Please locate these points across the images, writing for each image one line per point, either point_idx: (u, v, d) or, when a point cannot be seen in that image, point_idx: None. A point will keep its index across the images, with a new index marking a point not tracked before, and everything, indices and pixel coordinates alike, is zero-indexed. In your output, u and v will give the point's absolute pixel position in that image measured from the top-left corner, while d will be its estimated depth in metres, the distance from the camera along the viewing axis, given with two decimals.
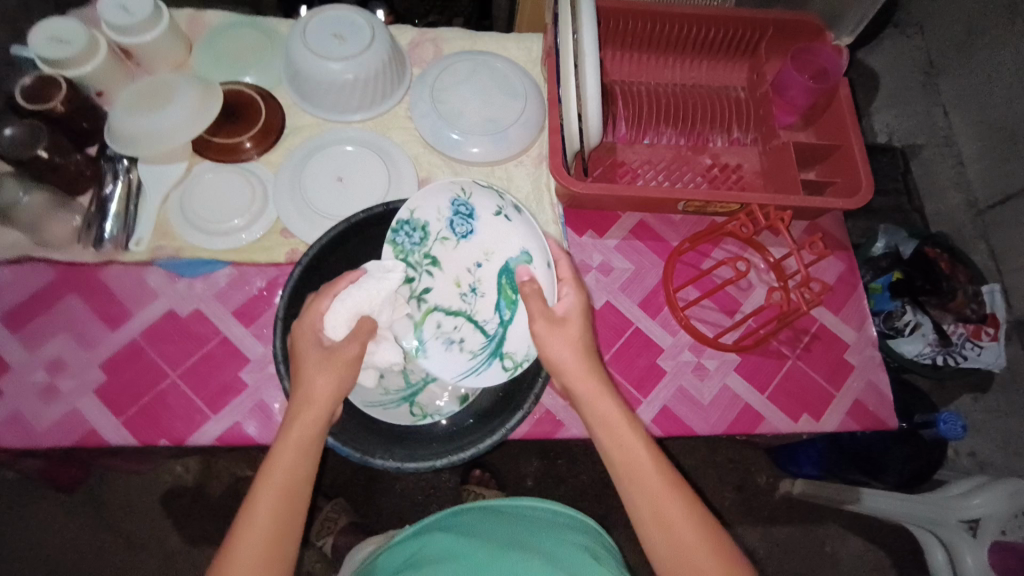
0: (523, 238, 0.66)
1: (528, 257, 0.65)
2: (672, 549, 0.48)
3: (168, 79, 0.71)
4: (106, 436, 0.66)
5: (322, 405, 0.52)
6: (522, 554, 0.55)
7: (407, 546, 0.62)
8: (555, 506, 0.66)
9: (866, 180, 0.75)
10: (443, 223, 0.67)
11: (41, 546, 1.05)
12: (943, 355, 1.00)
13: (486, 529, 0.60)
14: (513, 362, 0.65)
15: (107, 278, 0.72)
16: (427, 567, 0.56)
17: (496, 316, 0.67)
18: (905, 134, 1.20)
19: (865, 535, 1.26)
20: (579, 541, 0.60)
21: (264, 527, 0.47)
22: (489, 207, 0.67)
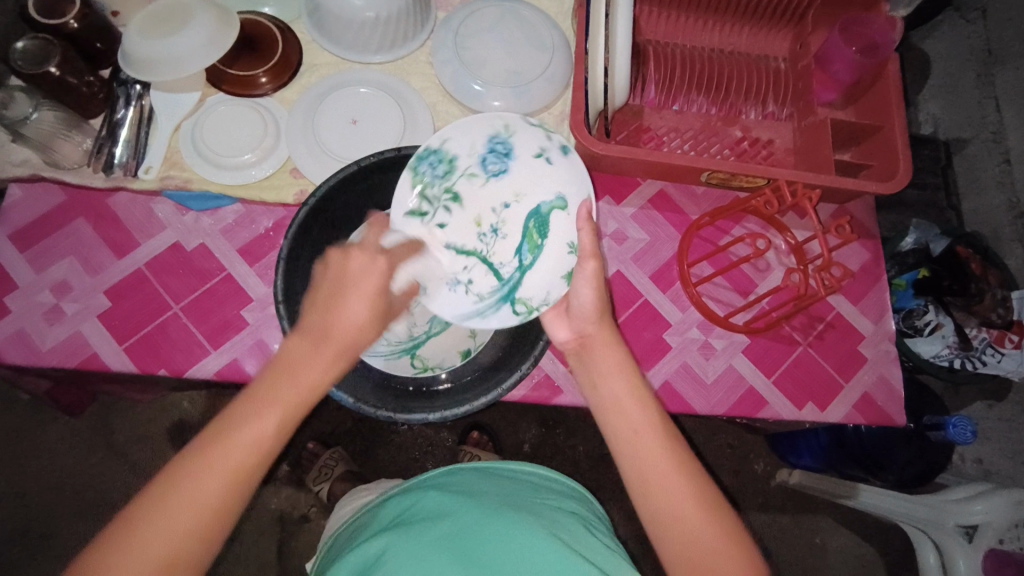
0: (560, 182, 0.67)
1: (562, 203, 0.66)
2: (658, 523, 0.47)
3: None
4: (106, 361, 0.66)
5: (343, 340, 0.45)
6: (514, 515, 0.55)
7: (397, 501, 0.62)
8: (546, 470, 0.67)
9: (904, 164, 0.71)
10: (473, 160, 0.67)
11: (49, 465, 1.08)
12: (962, 359, 0.98)
13: (479, 490, 0.60)
14: (526, 308, 0.64)
15: (116, 205, 0.71)
16: (416, 523, 0.56)
17: (513, 260, 0.66)
18: (952, 126, 1.14)
19: (857, 531, 1.25)
20: (571, 509, 0.60)
21: (239, 454, 0.42)
22: (528, 146, 0.67)
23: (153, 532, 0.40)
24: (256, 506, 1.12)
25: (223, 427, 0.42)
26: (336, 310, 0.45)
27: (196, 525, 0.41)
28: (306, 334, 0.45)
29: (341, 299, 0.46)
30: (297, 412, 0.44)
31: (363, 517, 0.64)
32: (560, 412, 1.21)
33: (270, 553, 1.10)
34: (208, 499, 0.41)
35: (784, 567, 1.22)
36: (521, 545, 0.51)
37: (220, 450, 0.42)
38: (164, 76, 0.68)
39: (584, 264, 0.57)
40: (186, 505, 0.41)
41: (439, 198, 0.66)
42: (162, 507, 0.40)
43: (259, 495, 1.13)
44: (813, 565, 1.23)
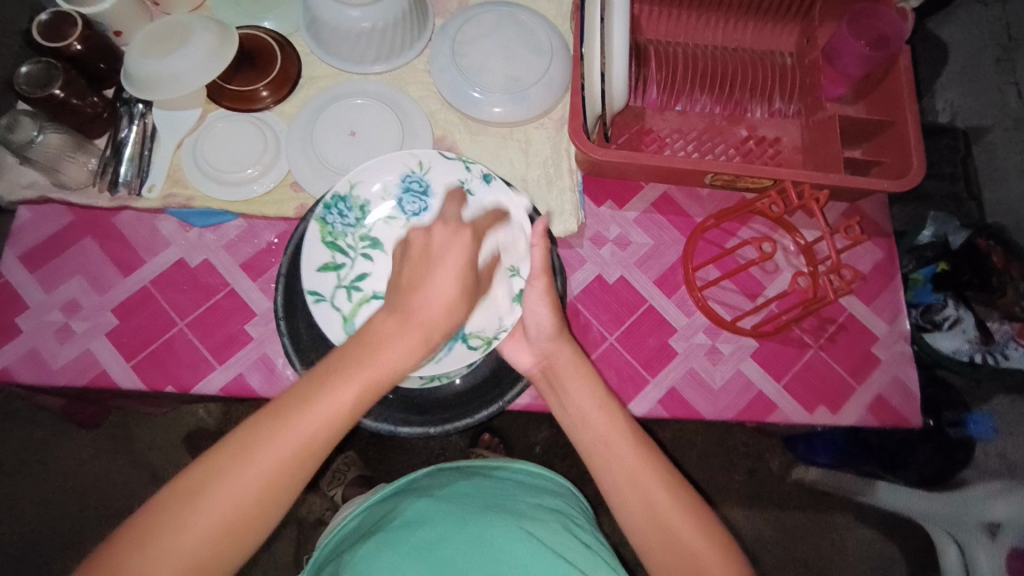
0: (487, 211, 0.64)
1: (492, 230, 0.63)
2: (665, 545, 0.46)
3: (163, 19, 0.70)
4: (115, 377, 0.67)
5: (434, 317, 0.45)
6: (494, 517, 0.56)
7: (382, 511, 0.63)
8: (534, 468, 0.69)
9: (917, 158, 0.69)
10: (388, 203, 0.66)
11: (70, 475, 1.10)
12: (983, 354, 0.93)
13: (461, 493, 0.61)
14: (478, 341, 0.60)
15: (121, 223, 0.72)
16: (395, 530, 0.56)
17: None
18: (970, 115, 1.10)
19: (877, 528, 1.22)
20: (552, 505, 0.62)
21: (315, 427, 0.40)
22: (446, 178, 0.66)
23: (216, 497, 0.38)
24: None
25: (301, 397, 0.41)
26: (423, 283, 0.46)
27: (254, 498, 0.39)
28: (396, 310, 0.45)
29: (429, 270, 0.47)
30: (380, 387, 0.42)
31: (349, 525, 0.65)
32: None
33: (287, 558, 1.12)
34: (275, 467, 0.39)
35: (802, 566, 1.20)
36: (501, 549, 0.53)
37: (296, 417, 0.40)
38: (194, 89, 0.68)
39: (536, 281, 0.59)
40: (255, 469, 0.39)
41: (357, 247, 0.65)
42: (231, 472, 0.39)
43: None
44: (832, 563, 1.21)
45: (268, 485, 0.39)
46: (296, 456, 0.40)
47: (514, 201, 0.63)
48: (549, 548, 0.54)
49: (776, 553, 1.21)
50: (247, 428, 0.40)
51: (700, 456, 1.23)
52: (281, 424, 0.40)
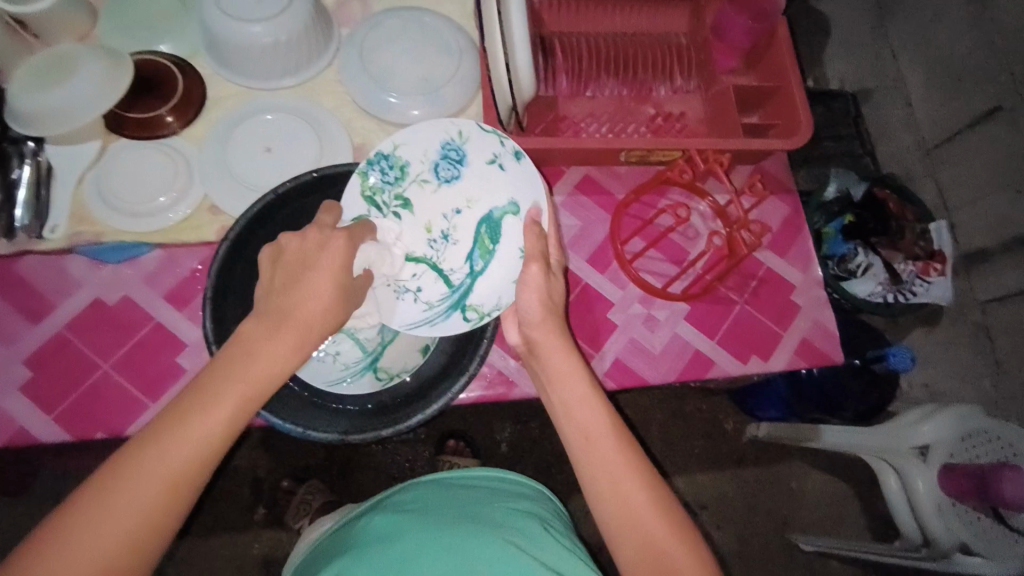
0: (512, 189, 0.67)
1: (515, 208, 0.67)
2: (621, 507, 0.47)
3: (37, 56, 0.66)
4: (36, 432, 0.63)
5: (307, 318, 0.47)
6: (472, 527, 0.57)
7: (352, 528, 0.63)
8: (503, 473, 0.70)
9: (805, 118, 0.75)
10: (427, 166, 0.68)
11: (3, 552, 1.02)
12: (895, 294, 1.02)
13: (435, 505, 0.62)
14: (476, 315, 0.66)
15: (25, 269, 0.68)
16: (369, 549, 0.57)
17: (464, 266, 0.68)
18: (855, 79, 1.20)
19: (828, 469, 1.30)
20: (528, 509, 0.63)
21: (196, 443, 0.41)
22: (482, 152, 0.68)
23: (84, 539, 0.37)
24: (236, 551, 1.09)
25: (170, 419, 0.41)
26: (294, 286, 0.47)
27: (137, 524, 0.38)
28: (266, 317, 0.46)
29: (297, 279, 0.48)
30: (249, 401, 0.43)
31: (322, 545, 0.65)
32: (534, 407, 1.21)
33: None
34: (145, 501, 0.39)
35: (765, 517, 1.27)
36: (476, 555, 0.54)
37: (173, 442, 0.40)
38: (107, 108, 0.65)
39: (531, 266, 0.58)
40: (120, 518, 0.38)
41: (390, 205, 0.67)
42: (119, 491, 0.38)
43: (237, 542, 1.09)
44: (791, 509, 1.28)
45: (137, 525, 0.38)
46: (167, 490, 0.39)
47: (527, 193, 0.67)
48: (522, 550, 0.55)
49: (740, 506, 1.27)
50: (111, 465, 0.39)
51: (660, 428, 1.28)
52: (143, 468, 0.39)
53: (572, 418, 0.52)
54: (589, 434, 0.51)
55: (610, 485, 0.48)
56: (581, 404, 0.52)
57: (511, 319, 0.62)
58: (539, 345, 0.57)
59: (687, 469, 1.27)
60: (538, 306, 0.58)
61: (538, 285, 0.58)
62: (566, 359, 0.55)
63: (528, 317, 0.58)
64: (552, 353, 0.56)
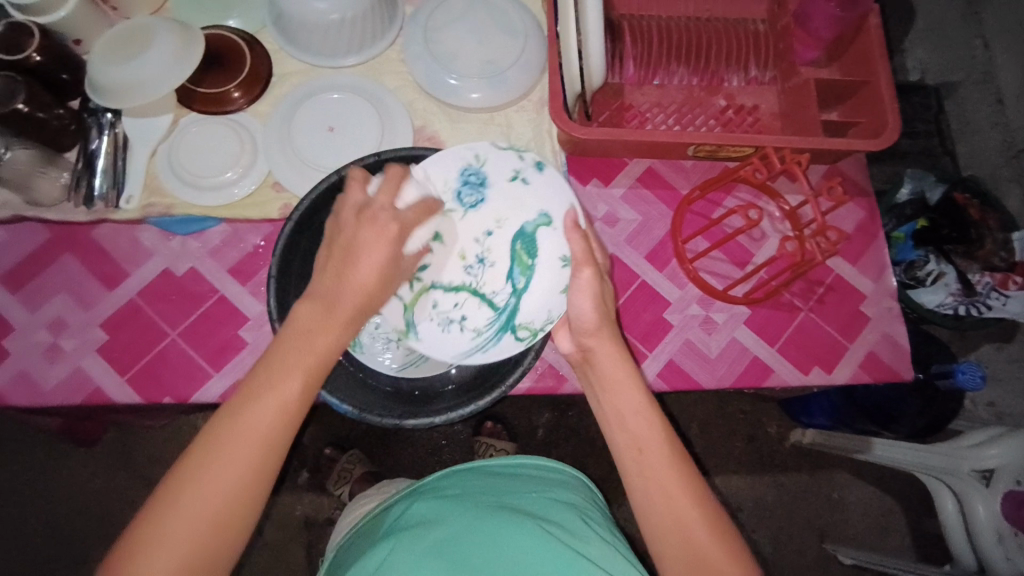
0: (541, 200, 0.64)
1: (548, 219, 0.63)
2: (682, 520, 0.46)
3: (115, 27, 0.68)
4: (110, 394, 0.66)
5: (355, 304, 0.45)
6: (511, 515, 0.57)
7: (396, 510, 0.64)
8: (544, 461, 0.70)
9: (892, 117, 0.70)
10: (449, 193, 0.63)
11: (70, 496, 1.09)
12: (967, 306, 0.95)
13: (476, 491, 0.62)
14: (529, 333, 0.62)
15: (101, 236, 0.71)
16: (411, 529, 0.58)
17: (506, 286, 0.63)
18: (941, 71, 1.11)
19: (875, 483, 1.25)
20: (570, 501, 0.63)
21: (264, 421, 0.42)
22: (503, 171, 0.65)
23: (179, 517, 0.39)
24: (278, 514, 1.13)
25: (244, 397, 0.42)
26: (344, 271, 0.45)
27: (230, 494, 0.40)
28: (318, 298, 0.45)
29: (346, 261, 0.45)
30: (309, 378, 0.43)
31: (368, 522, 0.67)
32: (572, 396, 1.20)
33: (300, 558, 1.11)
34: (220, 491, 0.40)
35: (804, 525, 1.23)
36: (515, 545, 0.53)
37: (242, 419, 0.41)
38: (179, 81, 0.67)
39: (581, 274, 0.54)
40: (207, 490, 0.40)
41: None
42: (200, 472, 0.40)
43: (281, 504, 1.13)
44: (833, 520, 1.23)
45: (217, 514, 0.40)
46: (249, 469, 0.41)
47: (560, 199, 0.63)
48: (563, 542, 0.54)
49: (780, 512, 1.23)
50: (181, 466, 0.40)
51: (701, 426, 1.25)
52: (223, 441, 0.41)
53: (627, 428, 0.50)
54: (641, 444, 0.49)
55: (662, 494, 0.47)
56: (637, 414, 0.50)
57: (563, 328, 0.60)
58: (591, 354, 0.54)
59: (726, 471, 1.24)
60: (593, 314, 0.54)
61: (592, 291, 0.54)
62: (620, 371, 0.52)
63: (581, 324, 0.55)
64: (603, 362, 0.53)
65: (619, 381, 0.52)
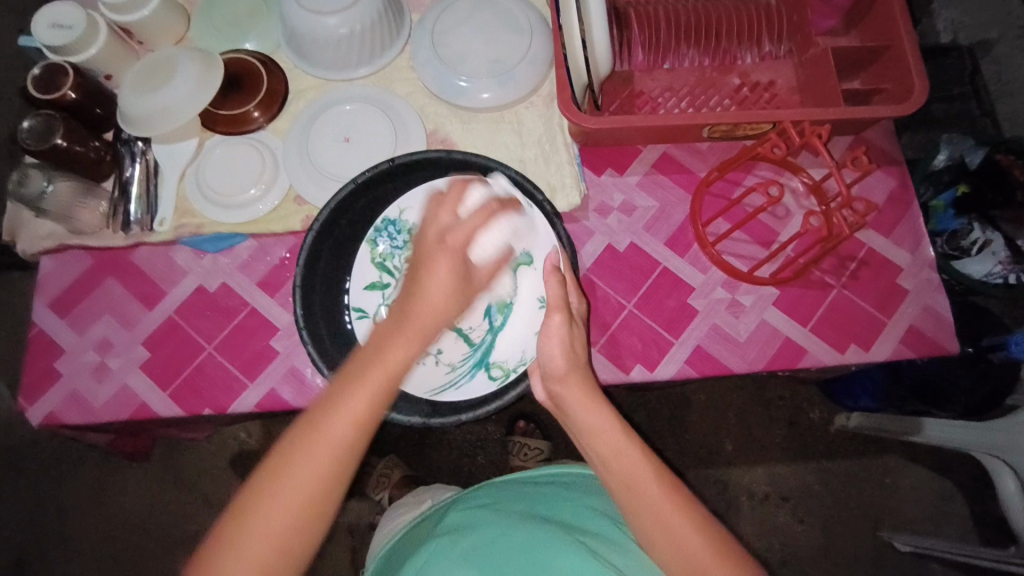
0: (524, 240, 0.64)
1: (530, 259, 0.62)
2: (684, 550, 0.47)
3: (142, 60, 0.71)
4: (154, 408, 0.69)
5: (432, 317, 0.48)
6: (544, 529, 0.57)
7: (433, 522, 0.65)
8: (580, 467, 0.69)
9: (918, 79, 0.67)
10: None
11: (129, 509, 1.14)
12: (1017, 274, 0.89)
13: (511, 501, 0.62)
14: (501, 372, 0.63)
15: (138, 259, 0.74)
16: (448, 537, 0.59)
17: (483, 322, 0.64)
18: (974, 30, 1.06)
19: (930, 466, 1.19)
20: (604, 509, 0.61)
21: (338, 434, 0.43)
22: None
23: (261, 522, 0.42)
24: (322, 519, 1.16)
25: (320, 411, 0.44)
26: (417, 296, 0.49)
27: (306, 503, 0.43)
28: (398, 320, 0.48)
29: (423, 279, 0.49)
30: (387, 389, 0.45)
31: (407, 533, 0.68)
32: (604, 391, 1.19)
33: (343, 562, 1.14)
34: (303, 491, 0.43)
35: (855, 513, 1.18)
36: (548, 555, 0.54)
37: (318, 431, 0.43)
38: (201, 107, 0.70)
39: (553, 317, 0.57)
40: (286, 497, 0.42)
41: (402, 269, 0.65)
42: (280, 479, 0.43)
43: None
44: (887, 507, 1.18)
45: (302, 512, 0.43)
46: (323, 476, 0.43)
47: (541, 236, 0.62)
48: (592, 553, 0.54)
49: (829, 501, 1.19)
50: (273, 454, 0.44)
51: (739, 415, 1.22)
52: (302, 450, 0.43)
53: (612, 467, 0.52)
54: (632, 482, 0.50)
55: (659, 529, 0.48)
56: (620, 458, 0.51)
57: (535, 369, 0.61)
58: (562, 399, 0.56)
59: (768, 461, 1.21)
60: (562, 360, 0.56)
61: (562, 334, 0.57)
62: (596, 417, 0.54)
63: (551, 368, 0.57)
64: (578, 410, 0.54)
65: (598, 423, 0.54)
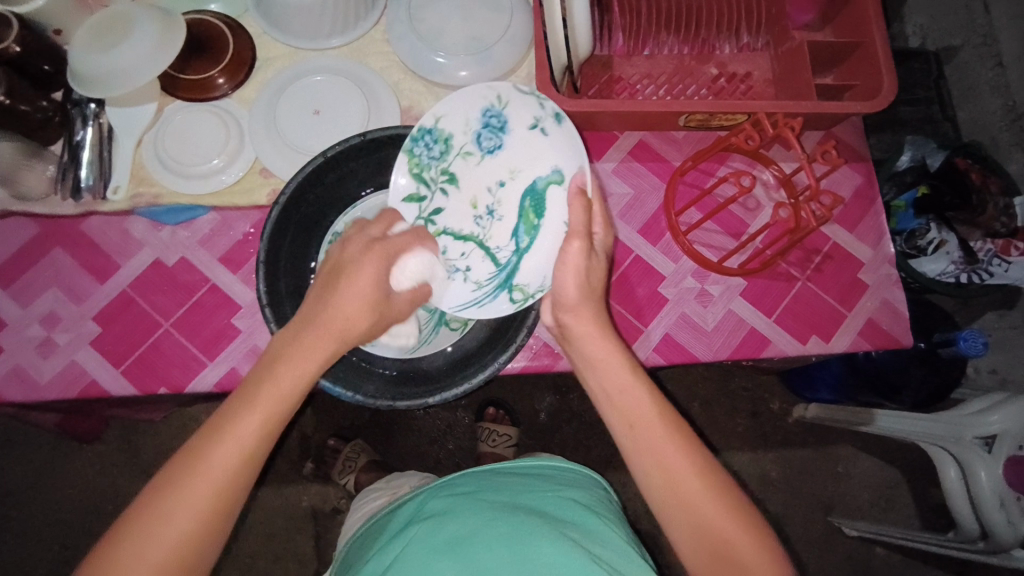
0: (554, 156, 0.64)
1: (559, 177, 0.63)
2: (677, 485, 0.49)
3: (99, 14, 0.67)
4: (105, 386, 0.66)
5: (342, 328, 0.48)
6: (522, 517, 0.56)
7: (409, 508, 0.64)
8: (556, 460, 0.69)
9: (888, 77, 0.68)
10: (469, 137, 0.66)
11: (78, 491, 1.10)
12: (969, 274, 0.94)
13: (488, 489, 0.62)
14: (522, 296, 0.63)
15: (90, 229, 0.70)
16: (424, 523, 0.58)
17: (510, 244, 0.65)
18: (940, 36, 1.09)
19: (877, 455, 1.25)
20: (578, 499, 0.62)
21: (231, 450, 0.44)
22: (523, 118, 0.65)
23: (160, 531, 0.42)
24: (284, 503, 1.14)
25: (216, 427, 0.45)
26: (330, 300, 0.49)
27: (205, 508, 0.44)
28: (298, 329, 0.48)
29: (336, 285, 0.49)
30: (282, 405, 0.46)
31: (381, 518, 0.67)
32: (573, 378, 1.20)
33: (305, 545, 1.12)
34: (200, 500, 0.43)
35: (809, 499, 1.23)
36: (523, 543, 0.53)
37: (213, 447, 0.44)
38: (166, 66, 0.66)
39: (572, 243, 0.55)
40: (182, 503, 0.43)
41: (436, 180, 0.66)
42: (177, 490, 0.43)
43: (285, 494, 1.14)
44: (837, 493, 1.23)
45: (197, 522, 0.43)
46: (221, 486, 0.44)
47: (567, 157, 0.63)
48: (573, 540, 0.53)
49: (784, 488, 1.23)
50: (175, 461, 0.44)
51: (702, 405, 1.25)
52: (196, 465, 0.44)
53: (614, 403, 0.52)
54: (632, 419, 0.51)
55: (657, 465, 0.49)
56: (623, 394, 0.52)
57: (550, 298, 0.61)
58: (572, 329, 0.56)
59: (728, 448, 1.24)
60: (574, 290, 0.55)
61: (579, 265, 0.55)
62: (602, 348, 0.54)
63: (563, 299, 0.56)
64: (584, 338, 0.55)
65: (607, 362, 0.53)
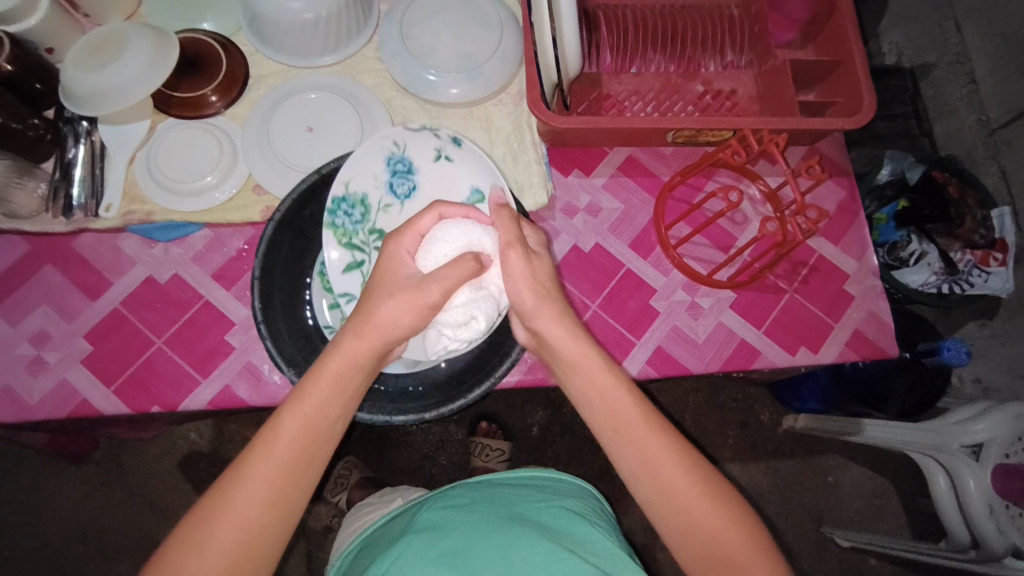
0: (469, 177, 0.67)
1: (479, 195, 0.66)
2: (673, 497, 0.49)
3: (88, 33, 0.67)
4: (96, 405, 0.65)
5: (381, 337, 0.50)
6: (519, 528, 0.56)
7: (406, 520, 0.64)
8: (548, 470, 0.69)
9: (867, 95, 0.71)
10: (382, 188, 0.66)
11: (63, 514, 1.07)
12: (950, 284, 0.97)
13: (483, 501, 0.62)
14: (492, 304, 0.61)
15: (81, 247, 0.70)
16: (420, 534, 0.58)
17: None
18: (915, 53, 1.13)
19: (865, 463, 1.26)
20: (573, 509, 0.62)
21: (277, 457, 0.45)
22: (425, 151, 0.67)
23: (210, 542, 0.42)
24: None
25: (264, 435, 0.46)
26: (371, 311, 0.51)
27: (253, 520, 0.43)
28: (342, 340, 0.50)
29: (377, 297, 0.51)
30: (325, 413, 0.47)
31: (376, 532, 0.66)
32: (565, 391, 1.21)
33: (297, 564, 1.11)
34: (248, 511, 0.43)
35: (800, 509, 1.24)
36: (518, 554, 0.53)
37: (260, 453, 0.45)
38: (156, 85, 0.66)
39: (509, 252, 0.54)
40: (231, 514, 0.43)
41: (369, 241, 0.66)
42: (227, 498, 0.43)
43: None
44: (827, 503, 1.24)
45: (243, 533, 0.43)
46: (269, 494, 0.44)
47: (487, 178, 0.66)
48: (571, 551, 0.53)
49: (776, 499, 1.24)
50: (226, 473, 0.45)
51: (694, 417, 1.25)
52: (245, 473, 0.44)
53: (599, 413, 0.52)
54: (617, 424, 0.51)
55: (651, 477, 0.50)
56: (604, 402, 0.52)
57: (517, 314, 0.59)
58: (541, 335, 0.54)
59: (720, 459, 1.25)
60: (531, 295, 0.54)
61: (523, 270, 0.55)
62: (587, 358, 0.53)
63: (522, 307, 0.55)
64: (559, 342, 0.53)
65: (592, 376, 0.53)
